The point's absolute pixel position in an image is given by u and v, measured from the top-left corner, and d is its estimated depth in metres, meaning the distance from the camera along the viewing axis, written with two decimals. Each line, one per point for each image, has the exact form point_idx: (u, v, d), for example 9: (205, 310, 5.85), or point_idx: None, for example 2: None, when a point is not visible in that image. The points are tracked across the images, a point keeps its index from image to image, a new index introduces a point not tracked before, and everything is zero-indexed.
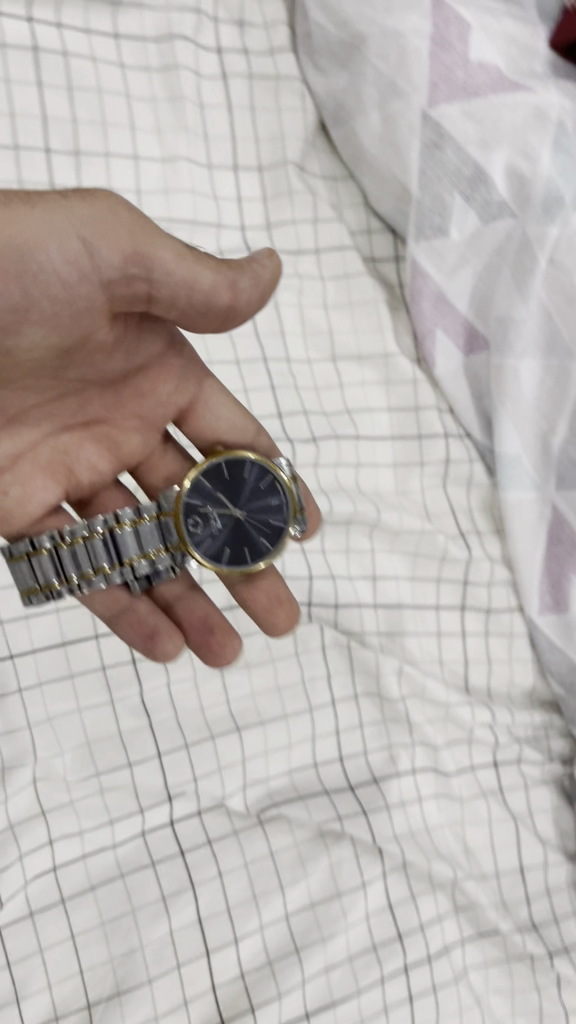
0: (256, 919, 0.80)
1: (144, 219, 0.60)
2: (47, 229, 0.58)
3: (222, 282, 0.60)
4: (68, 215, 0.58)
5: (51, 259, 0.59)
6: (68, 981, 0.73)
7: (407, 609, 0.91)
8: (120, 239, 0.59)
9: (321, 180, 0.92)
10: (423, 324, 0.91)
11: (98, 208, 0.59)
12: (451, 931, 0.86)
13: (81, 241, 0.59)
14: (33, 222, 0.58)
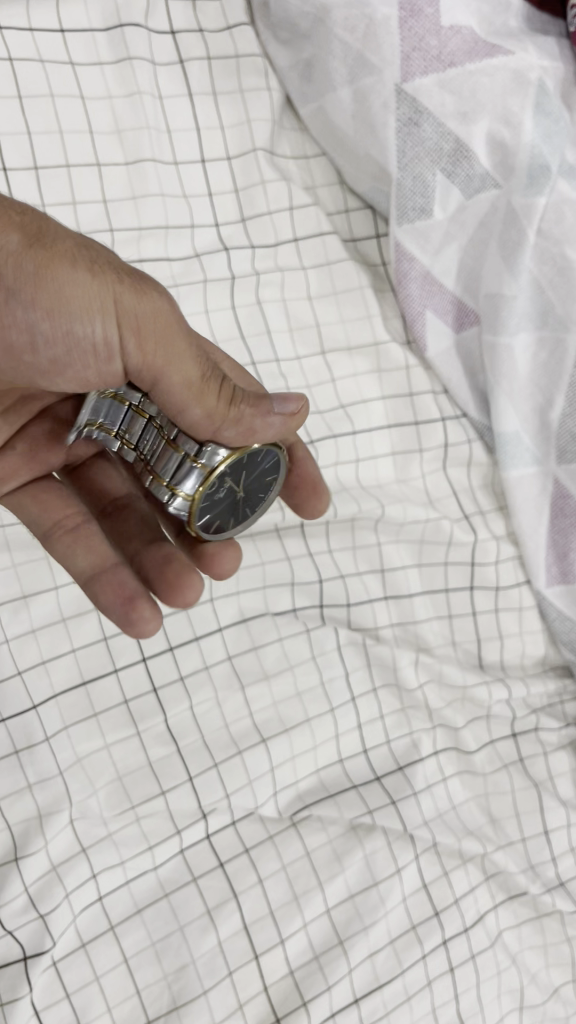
0: (299, 918, 0.80)
1: (166, 314, 0.55)
2: (84, 308, 0.53)
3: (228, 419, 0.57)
4: (115, 306, 0.54)
5: (72, 335, 0.54)
6: (127, 1002, 0.74)
7: (419, 597, 0.91)
8: (161, 345, 0.55)
9: (292, 162, 0.87)
10: (411, 307, 0.87)
11: (154, 307, 0.54)
12: (484, 900, 0.86)
13: (114, 333, 0.54)
14: (77, 291, 0.53)
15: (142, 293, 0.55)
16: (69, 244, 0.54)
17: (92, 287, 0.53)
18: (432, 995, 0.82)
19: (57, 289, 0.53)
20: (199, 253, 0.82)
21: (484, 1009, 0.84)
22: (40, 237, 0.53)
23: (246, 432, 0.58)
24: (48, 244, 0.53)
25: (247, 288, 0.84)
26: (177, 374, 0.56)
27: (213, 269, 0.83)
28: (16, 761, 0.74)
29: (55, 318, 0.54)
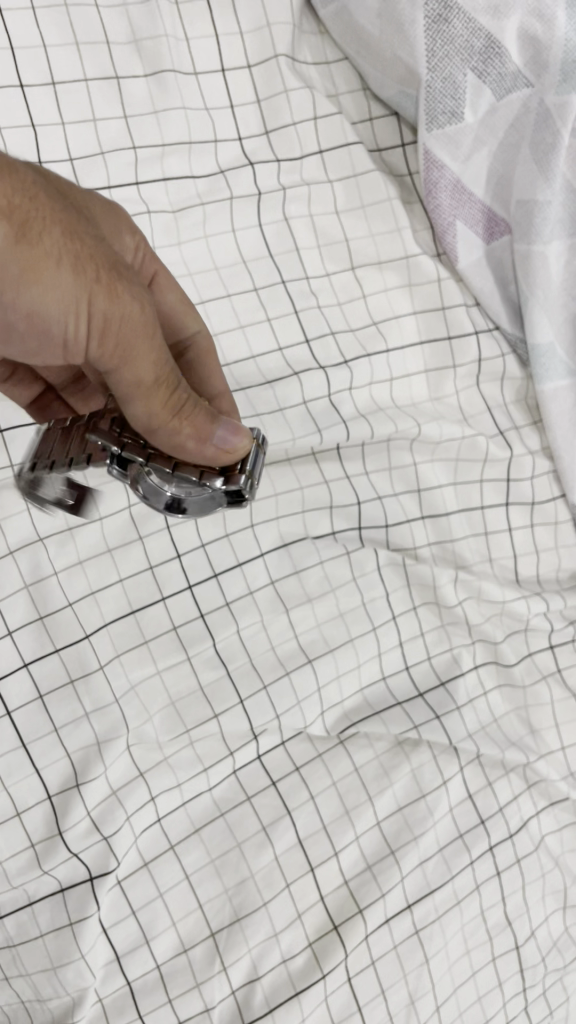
0: (351, 831, 0.81)
1: (138, 316, 0.53)
2: (60, 309, 0.51)
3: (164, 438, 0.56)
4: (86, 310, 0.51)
5: (45, 329, 0.52)
6: (190, 916, 0.76)
7: (455, 516, 0.90)
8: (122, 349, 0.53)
9: (314, 68, 0.83)
10: (441, 218, 0.84)
11: (123, 318, 0.52)
12: (527, 806, 0.87)
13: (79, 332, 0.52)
14: (54, 292, 0.50)
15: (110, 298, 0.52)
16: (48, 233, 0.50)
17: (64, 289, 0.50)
18: (481, 899, 0.84)
19: (34, 290, 0.50)
20: (223, 170, 0.80)
21: (531, 910, 0.86)
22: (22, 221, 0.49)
23: (178, 446, 0.56)
24: (32, 236, 0.49)
25: (274, 204, 0.82)
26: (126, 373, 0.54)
27: (238, 187, 0.80)
28: (72, 689, 0.75)
29: (31, 314, 0.51)
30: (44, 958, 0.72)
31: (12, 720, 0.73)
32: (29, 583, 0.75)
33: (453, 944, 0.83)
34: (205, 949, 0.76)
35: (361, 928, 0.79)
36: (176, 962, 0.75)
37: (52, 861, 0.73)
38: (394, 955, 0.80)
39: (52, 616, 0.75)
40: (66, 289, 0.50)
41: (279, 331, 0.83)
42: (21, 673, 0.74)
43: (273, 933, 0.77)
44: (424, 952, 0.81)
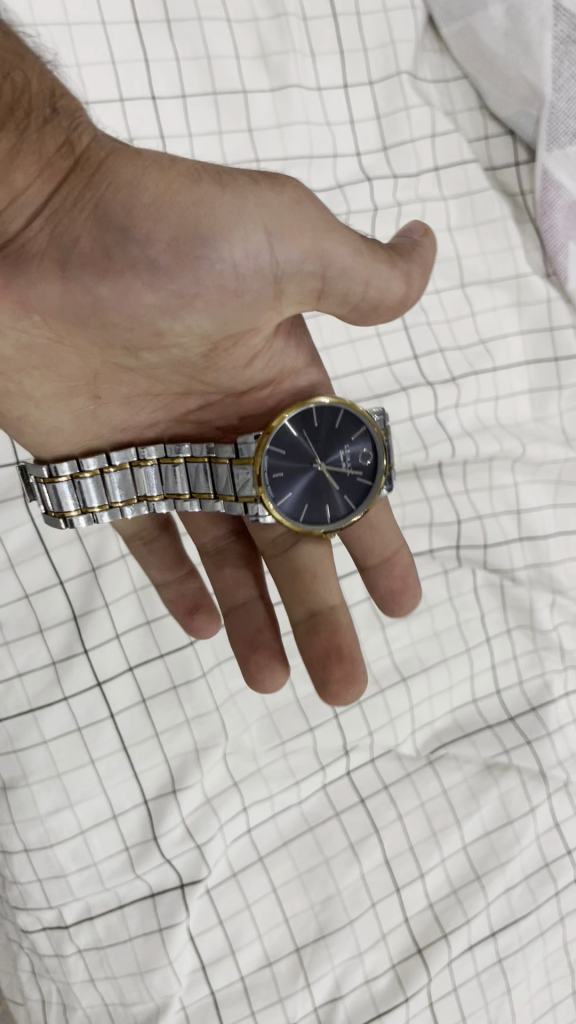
0: (437, 853, 0.79)
1: (277, 198, 0.49)
2: (218, 222, 0.48)
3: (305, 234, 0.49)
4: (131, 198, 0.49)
5: (202, 254, 0.49)
6: (276, 930, 0.75)
7: (553, 538, 0.87)
8: (269, 232, 0.49)
9: (432, 87, 0.84)
10: (554, 239, 0.84)
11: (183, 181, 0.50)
12: None
13: (138, 213, 0.49)
14: (209, 199, 0.49)
15: (149, 180, 0.50)
16: (52, 145, 0.52)
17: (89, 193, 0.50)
18: (564, 929, 0.82)
19: (171, 210, 0.49)
20: (341, 185, 0.81)
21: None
22: (18, 134, 0.52)
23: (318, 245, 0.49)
24: (178, 179, 0.50)
25: (388, 220, 0.82)
26: (209, 235, 0.49)
27: (357, 202, 0.81)
28: (175, 695, 0.76)
29: (173, 241, 0.49)
30: (132, 962, 0.72)
31: (115, 723, 0.74)
32: (140, 587, 0.75)
33: (535, 975, 0.80)
34: (290, 964, 0.74)
35: (446, 954, 0.76)
36: (260, 976, 0.74)
37: (145, 865, 0.73)
38: (477, 984, 0.78)
39: (158, 621, 0.76)
40: (220, 194, 0.49)
41: (388, 347, 0.84)
42: (125, 676, 0.74)
43: (357, 953, 0.75)
44: (507, 981, 0.79)
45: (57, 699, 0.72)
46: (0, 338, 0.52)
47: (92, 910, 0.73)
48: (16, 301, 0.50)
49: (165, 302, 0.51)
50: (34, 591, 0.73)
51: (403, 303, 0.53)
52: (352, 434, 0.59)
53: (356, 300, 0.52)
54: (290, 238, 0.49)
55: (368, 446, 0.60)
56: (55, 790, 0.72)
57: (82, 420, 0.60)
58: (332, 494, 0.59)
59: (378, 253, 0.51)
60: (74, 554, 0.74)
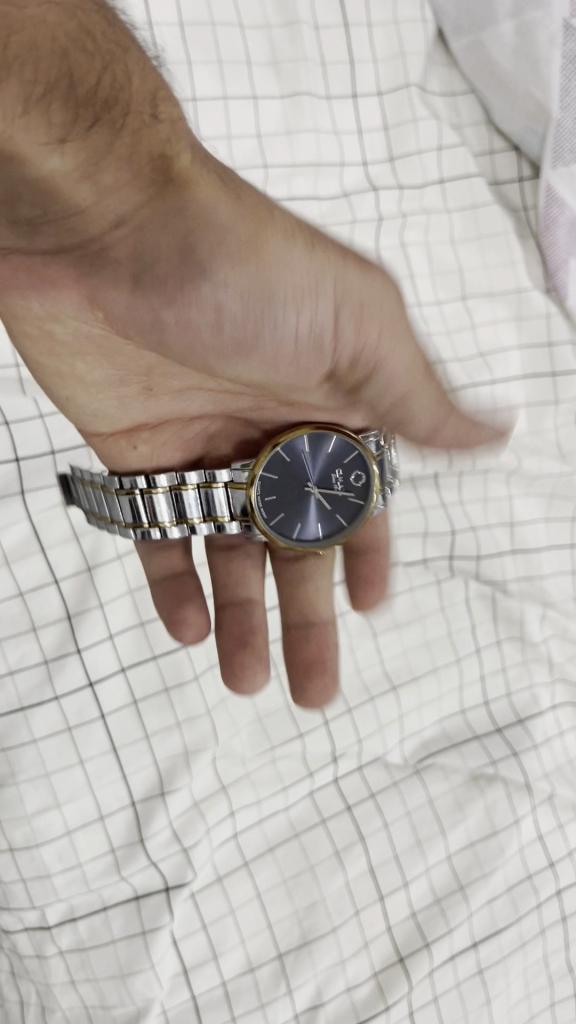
0: (421, 862, 0.79)
1: (347, 278, 0.47)
2: (282, 293, 0.44)
3: (363, 331, 0.47)
4: (200, 228, 0.42)
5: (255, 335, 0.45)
6: (259, 935, 0.75)
7: (545, 552, 0.88)
8: (335, 328, 0.47)
9: (440, 99, 0.85)
10: (555, 256, 0.85)
11: (275, 231, 0.45)
12: None
13: (212, 254, 0.42)
14: (274, 272, 0.44)
15: (241, 217, 0.44)
16: (144, 154, 0.41)
17: (160, 205, 0.41)
18: (545, 942, 0.82)
19: (230, 272, 0.43)
20: (347, 194, 0.82)
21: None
22: (109, 131, 0.40)
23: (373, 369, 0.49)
24: (255, 237, 0.44)
25: (392, 229, 0.83)
26: (269, 328, 0.45)
27: (361, 211, 0.82)
28: (167, 697, 0.76)
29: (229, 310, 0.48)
30: (113, 964, 0.71)
31: (105, 724, 0.73)
32: (134, 588, 0.76)
33: (514, 986, 0.80)
34: (272, 969, 0.74)
35: (427, 963, 0.77)
36: (241, 982, 0.73)
37: (131, 867, 0.73)
38: (457, 994, 0.78)
39: (153, 621, 0.76)
40: (295, 262, 0.45)
41: None
42: (117, 677, 0.74)
43: (340, 960, 0.75)
44: (486, 992, 0.79)
45: (48, 697, 0.72)
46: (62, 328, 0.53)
47: (75, 912, 0.72)
48: (83, 297, 0.47)
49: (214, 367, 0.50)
50: (28, 589, 0.72)
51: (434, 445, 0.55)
52: (347, 460, 0.60)
53: (392, 405, 0.52)
54: (358, 331, 0.47)
55: (360, 472, 0.60)
56: (42, 789, 0.71)
57: (128, 410, 0.60)
58: (326, 515, 0.61)
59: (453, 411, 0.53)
60: (70, 553, 0.74)
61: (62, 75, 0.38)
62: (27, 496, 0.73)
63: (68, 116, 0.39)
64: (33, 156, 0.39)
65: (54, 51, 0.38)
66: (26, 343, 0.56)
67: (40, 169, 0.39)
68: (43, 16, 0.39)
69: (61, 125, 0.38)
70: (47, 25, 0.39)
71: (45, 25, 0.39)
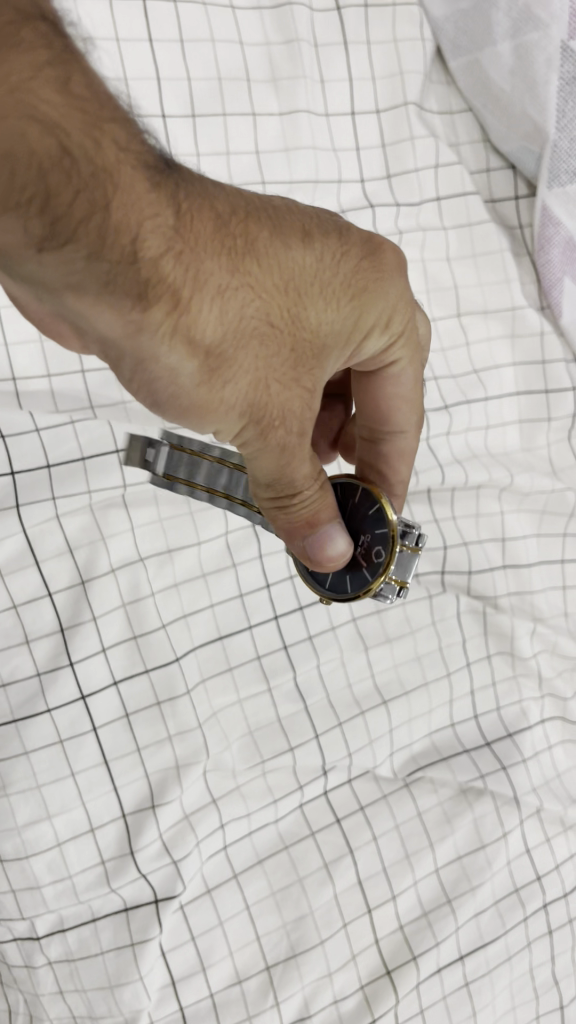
0: (409, 875, 0.79)
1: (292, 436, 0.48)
2: (224, 404, 0.46)
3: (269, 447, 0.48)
4: (212, 402, 0.46)
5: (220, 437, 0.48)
6: (247, 947, 0.75)
7: (536, 568, 0.88)
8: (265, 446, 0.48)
9: (437, 118, 0.86)
10: (550, 273, 0.86)
11: (277, 355, 0.46)
12: None
13: (216, 404, 0.46)
14: (231, 381, 0.46)
15: (242, 342, 0.45)
16: (124, 284, 0.41)
17: (165, 363, 0.44)
18: (531, 956, 0.82)
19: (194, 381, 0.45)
20: (345, 210, 0.81)
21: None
22: (85, 247, 0.39)
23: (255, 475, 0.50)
24: (213, 348, 0.45)
25: None
26: (273, 465, 0.49)
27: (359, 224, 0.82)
28: (158, 710, 0.76)
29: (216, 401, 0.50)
30: (102, 976, 0.71)
31: (97, 736, 0.74)
32: (127, 601, 0.76)
33: (500, 999, 0.81)
34: (260, 981, 0.74)
35: (414, 976, 0.77)
36: (230, 993, 0.74)
37: (121, 879, 0.73)
38: (443, 1006, 0.78)
39: (146, 635, 0.77)
40: (245, 379, 0.46)
41: None
42: (110, 690, 0.75)
43: (327, 972, 0.75)
44: (473, 1004, 0.79)
45: (41, 710, 0.72)
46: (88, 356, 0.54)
47: (65, 924, 0.72)
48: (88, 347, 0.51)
49: None
50: (21, 602, 0.72)
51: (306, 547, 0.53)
52: (391, 514, 0.60)
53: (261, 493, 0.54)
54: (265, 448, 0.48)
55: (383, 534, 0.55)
56: (33, 802, 0.71)
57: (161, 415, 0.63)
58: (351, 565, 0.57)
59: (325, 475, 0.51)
60: (65, 567, 0.74)
61: (36, 189, 0.38)
62: (23, 510, 0.73)
63: (46, 226, 0.38)
64: (13, 256, 0.40)
65: (30, 171, 0.38)
66: None
67: (20, 262, 0.40)
68: (24, 131, 0.38)
69: (40, 234, 0.39)
70: (26, 142, 0.38)
71: (23, 140, 0.37)
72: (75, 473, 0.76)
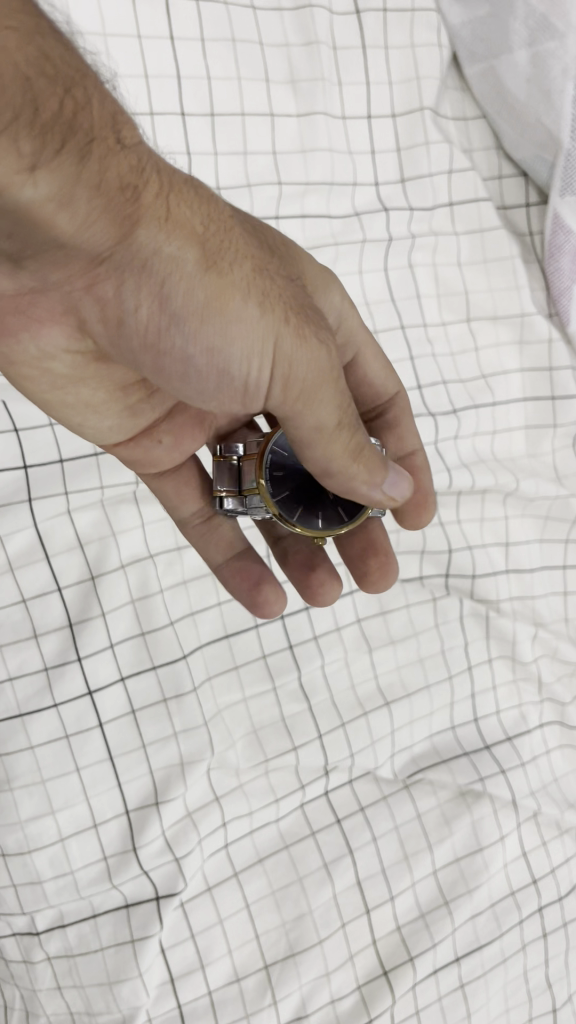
0: (408, 877, 0.79)
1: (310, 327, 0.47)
2: (238, 293, 0.45)
3: (296, 337, 0.46)
4: (226, 296, 0.45)
5: (237, 355, 0.46)
6: (246, 946, 0.75)
7: (538, 573, 0.90)
8: (289, 336, 0.46)
9: (451, 123, 0.87)
10: (559, 282, 0.87)
11: (259, 254, 0.48)
12: None
13: (229, 297, 0.45)
14: (232, 270, 0.45)
15: (227, 231, 0.46)
16: (113, 177, 0.40)
17: (167, 257, 0.43)
18: (526, 959, 0.82)
19: (204, 275, 0.44)
20: (359, 212, 0.83)
21: (570, 974, 0.84)
22: (77, 157, 0.39)
23: (295, 390, 0.48)
24: (207, 242, 0.45)
25: (401, 250, 0.84)
26: (306, 357, 0.47)
27: (371, 231, 0.83)
28: (164, 708, 0.76)
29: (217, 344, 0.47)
30: (101, 972, 0.71)
31: (103, 732, 0.74)
32: (135, 598, 0.77)
33: (494, 1001, 0.80)
34: (258, 981, 0.74)
35: (411, 976, 0.77)
36: (228, 992, 0.73)
37: (123, 876, 0.73)
38: (438, 1008, 0.78)
39: (153, 632, 0.77)
40: (244, 270, 0.46)
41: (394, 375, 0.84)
42: (116, 687, 0.75)
43: (325, 972, 0.75)
44: (467, 1007, 0.79)
45: (47, 705, 0.72)
46: (52, 354, 0.53)
47: (64, 918, 0.72)
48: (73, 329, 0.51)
49: (213, 395, 0.50)
50: (31, 596, 0.72)
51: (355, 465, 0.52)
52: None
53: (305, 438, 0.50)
54: (295, 342, 0.46)
55: None
56: (37, 796, 0.71)
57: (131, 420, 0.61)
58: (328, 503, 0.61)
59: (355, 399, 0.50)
60: (74, 561, 0.75)
61: (28, 102, 0.36)
62: (35, 504, 0.73)
63: (37, 146, 0.37)
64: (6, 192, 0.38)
65: (18, 79, 0.36)
66: (24, 384, 0.56)
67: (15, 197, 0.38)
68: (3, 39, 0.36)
69: (32, 153, 0.37)
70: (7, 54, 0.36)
71: (15, 65, 0.36)
72: (88, 470, 0.76)
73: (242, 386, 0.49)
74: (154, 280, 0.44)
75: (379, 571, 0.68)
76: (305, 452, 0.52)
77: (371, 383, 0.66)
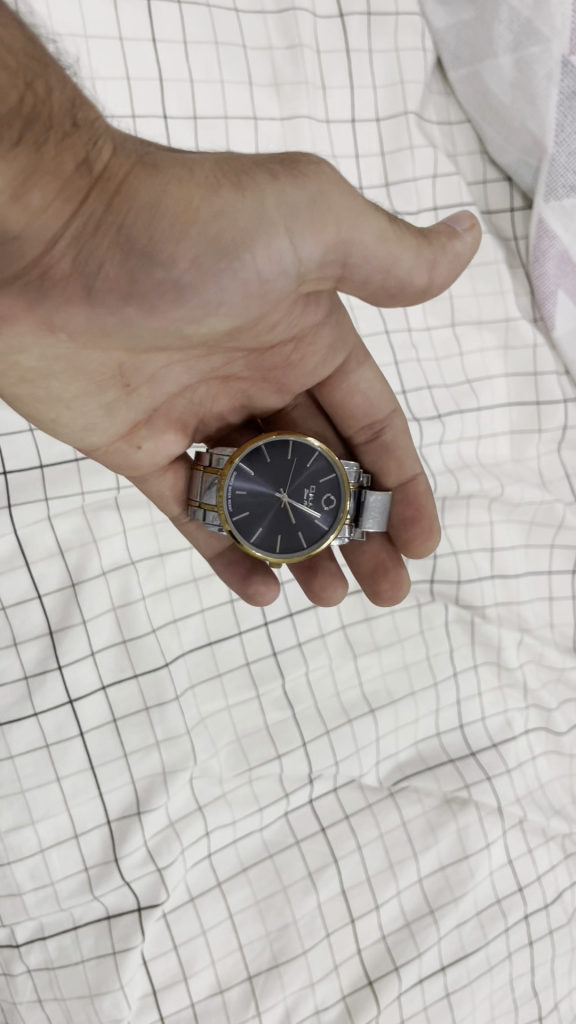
0: (393, 885, 0.79)
1: (300, 179, 0.47)
2: (207, 186, 0.46)
3: (290, 201, 0.46)
4: (198, 200, 0.46)
5: (243, 233, 0.46)
6: (230, 957, 0.74)
7: (523, 578, 0.89)
8: (276, 196, 0.46)
9: (436, 127, 0.86)
10: (544, 286, 0.87)
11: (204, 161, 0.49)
12: (563, 877, 0.85)
13: (193, 197, 0.46)
14: (190, 172, 0.46)
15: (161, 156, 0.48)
16: (62, 152, 0.45)
17: (119, 189, 0.46)
18: (512, 968, 0.81)
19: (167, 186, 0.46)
20: None
21: (556, 982, 0.83)
22: (31, 149, 0.44)
23: (326, 233, 0.47)
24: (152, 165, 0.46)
25: None
26: (308, 204, 0.47)
27: None
28: (147, 716, 0.75)
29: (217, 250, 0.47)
30: (82, 985, 0.70)
31: (84, 742, 0.73)
32: (117, 605, 0.76)
33: (481, 1011, 0.79)
34: (242, 992, 0.73)
35: (396, 986, 0.76)
36: (211, 1003, 0.72)
37: (104, 886, 0.72)
38: (424, 1018, 0.77)
39: (135, 639, 0.76)
40: (204, 171, 0.47)
41: None
42: (97, 696, 0.74)
43: (309, 983, 0.74)
44: (453, 1016, 0.78)
45: (27, 713, 0.71)
46: (25, 355, 0.51)
47: (45, 930, 0.71)
48: (40, 321, 0.48)
49: (231, 309, 0.49)
50: (10, 604, 0.72)
51: (427, 278, 0.51)
52: (322, 478, 0.64)
53: (373, 281, 0.50)
54: (285, 204, 0.46)
55: (332, 494, 0.64)
56: (17, 805, 0.70)
57: (117, 422, 0.59)
58: (288, 527, 0.64)
59: (400, 237, 0.49)
60: (54, 568, 0.74)
61: None
62: (14, 510, 0.73)
63: None
64: None
65: None
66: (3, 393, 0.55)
67: None
68: None
69: None
70: None
71: None
72: (69, 476, 0.75)
73: (266, 279, 0.48)
74: (114, 220, 0.45)
75: (391, 587, 0.69)
76: (377, 284, 0.51)
77: (365, 396, 0.65)
